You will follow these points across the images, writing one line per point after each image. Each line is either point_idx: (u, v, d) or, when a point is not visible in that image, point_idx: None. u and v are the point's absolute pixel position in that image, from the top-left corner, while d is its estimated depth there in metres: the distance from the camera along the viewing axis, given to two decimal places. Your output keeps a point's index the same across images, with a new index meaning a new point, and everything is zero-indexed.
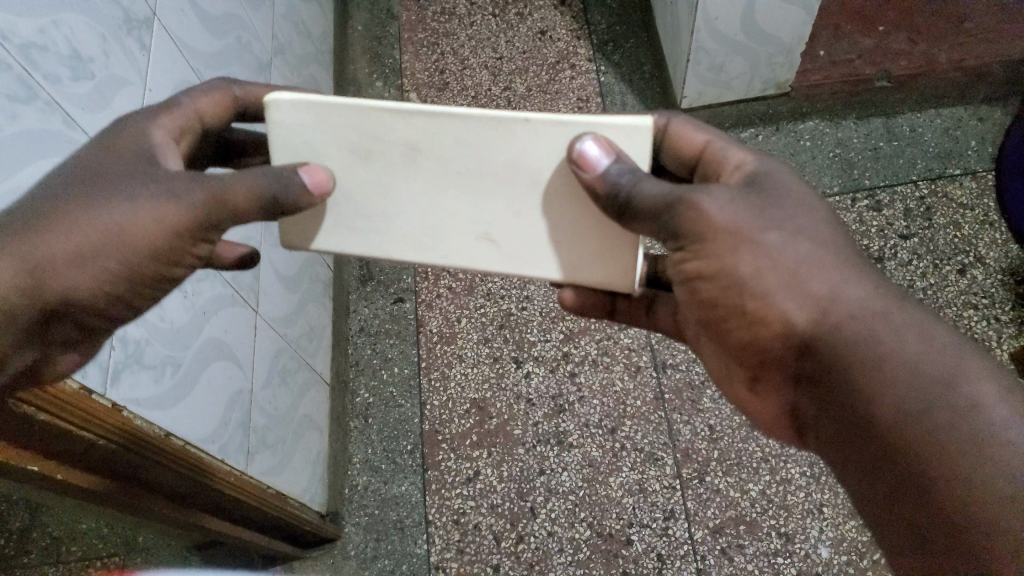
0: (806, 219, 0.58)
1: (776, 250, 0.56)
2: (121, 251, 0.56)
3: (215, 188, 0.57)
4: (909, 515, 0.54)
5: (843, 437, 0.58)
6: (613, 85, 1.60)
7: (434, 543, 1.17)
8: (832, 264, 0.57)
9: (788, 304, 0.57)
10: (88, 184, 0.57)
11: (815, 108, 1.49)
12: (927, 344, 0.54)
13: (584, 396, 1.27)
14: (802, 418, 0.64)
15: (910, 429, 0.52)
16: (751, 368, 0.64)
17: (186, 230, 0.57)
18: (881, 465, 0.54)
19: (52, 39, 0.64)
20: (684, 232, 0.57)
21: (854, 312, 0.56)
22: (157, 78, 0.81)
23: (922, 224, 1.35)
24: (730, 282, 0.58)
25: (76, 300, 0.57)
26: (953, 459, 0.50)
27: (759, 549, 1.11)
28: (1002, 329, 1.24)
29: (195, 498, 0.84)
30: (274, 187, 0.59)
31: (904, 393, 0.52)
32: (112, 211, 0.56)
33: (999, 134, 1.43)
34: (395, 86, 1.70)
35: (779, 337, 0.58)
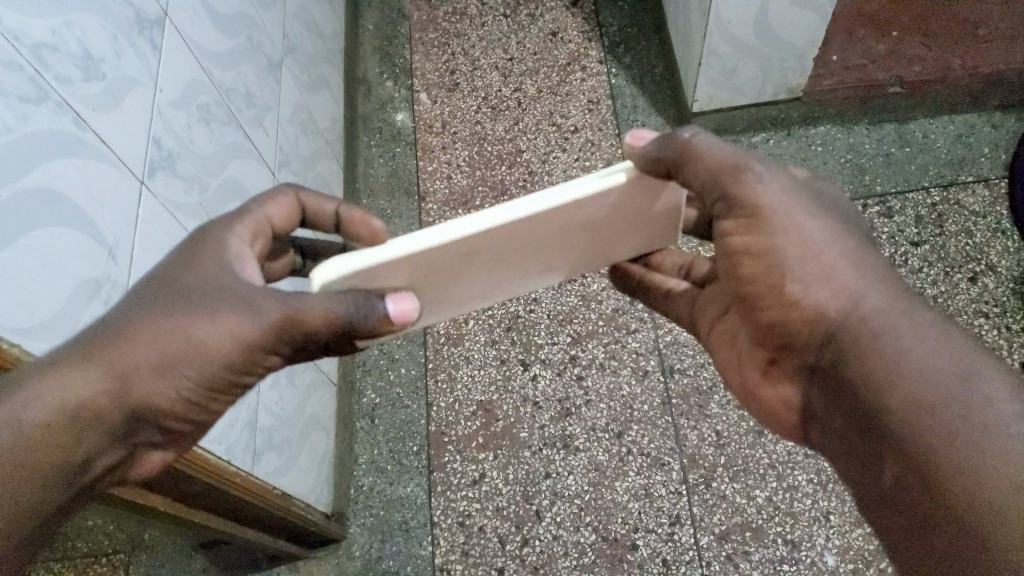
0: (844, 224, 0.60)
1: (811, 235, 0.59)
2: (202, 363, 0.55)
3: (294, 310, 0.56)
4: (907, 507, 0.50)
5: (853, 427, 0.56)
6: (624, 87, 1.60)
7: (439, 545, 1.17)
8: (872, 266, 0.58)
9: (818, 291, 0.58)
10: (175, 299, 0.56)
11: (827, 113, 1.49)
12: (955, 344, 0.51)
13: (590, 400, 1.26)
14: (817, 418, 0.62)
15: (915, 414, 0.49)
16: (773, 354, 0.64)
17: (261, 343, 0.57)
18: (885, 451, 0.52)
19: (63, 40, 0.64)
20: (736, 199, 0.60)
21: (882, 304, 0.55)
22: (168, 78, 0.81)
23: (934, 231, 1.34)
24: (774, 262, 0.59)
25: (156, 408, 0.55)
26: (951, 447, 0.47)
27: (764, 556, 1.11)
28: (1013, 337, 1.23)
29: (199, 498, 0.84)
30: (355, 314, 0.58)
31: (915, 380, 0.50)
32: (198, 323, 0.55)
33: (1012, 142, 1.42)
34: (404, 86, 1.69)
35: (808, 323, 0.59)
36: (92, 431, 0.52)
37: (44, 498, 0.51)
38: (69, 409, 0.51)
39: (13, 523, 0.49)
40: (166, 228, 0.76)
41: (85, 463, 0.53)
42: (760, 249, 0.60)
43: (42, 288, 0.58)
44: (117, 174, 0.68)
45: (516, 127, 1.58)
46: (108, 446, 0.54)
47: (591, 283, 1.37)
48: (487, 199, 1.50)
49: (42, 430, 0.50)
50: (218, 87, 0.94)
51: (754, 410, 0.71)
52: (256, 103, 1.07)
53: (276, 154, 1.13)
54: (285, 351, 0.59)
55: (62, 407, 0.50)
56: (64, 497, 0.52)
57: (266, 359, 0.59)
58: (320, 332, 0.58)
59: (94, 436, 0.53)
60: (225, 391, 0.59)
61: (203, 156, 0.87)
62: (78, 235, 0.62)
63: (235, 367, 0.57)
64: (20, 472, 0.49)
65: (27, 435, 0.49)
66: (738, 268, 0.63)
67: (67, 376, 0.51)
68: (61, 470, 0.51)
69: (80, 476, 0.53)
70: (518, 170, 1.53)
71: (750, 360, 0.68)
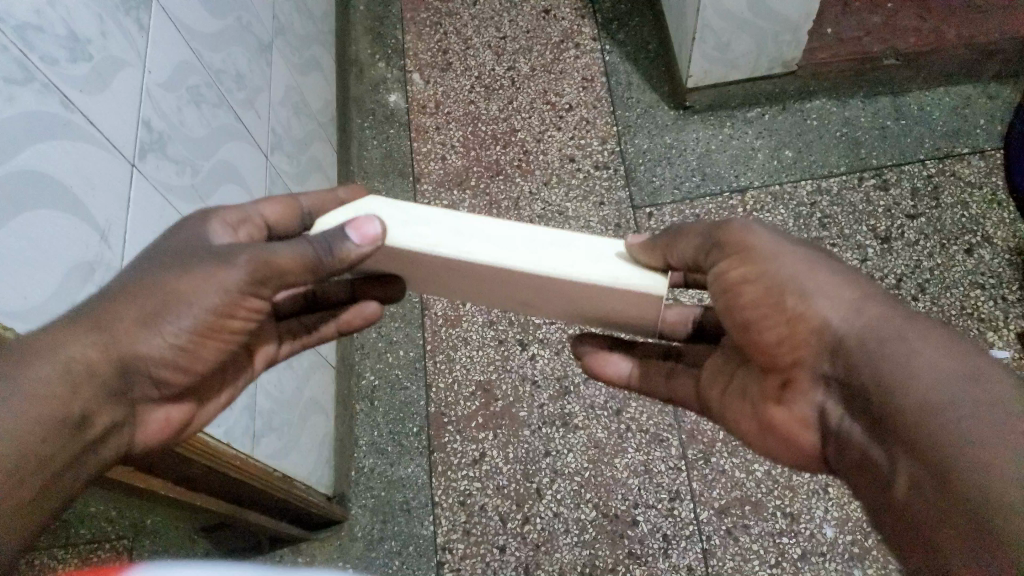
0: (833, 258, 0.63)
1: (803, 263, 0.62)
2: (183, 311, 0.58)
3: (265, 253, 0.59)
4: (917, 509, 0.50)
5: (870, 436, 0.56)
6: (618, 64, 1.59)
7: (441, 525, 1.18)
8: (865, 283, 0.60)
9: (822, 306, 0.59)
10: (160, 260, 0.59)
11: (821, 86, 1.48)
12: (961, 348, 0.51)
13: (589, 377, 1.26)
14: (836, 437, 0.60)
15: (924, 411, 0.49)
16: (783, 376, 0.64)
17: (240, 290, 0.59)
18: (898, 452, 0.52)
19: (47, 19, 0.63)
20: (728, 244, 0.65)
21: (885, 314, 0.56)
22: (156, 58, 0.80)
23: (930, 204, 1.34)
24: (770, 282, 0.61)
25: (145, 358, 0.58)
26: (968, 444, 0.46)
27: (763, 529, 1.11)
28: (1009, 308, 1.23)
29: (198, 479, 0.84)
30: (322, 250, 0.60)
31: (924, 381, 0.50)
32: (175, 277, 0.57)
33: (1009, 112, 1.41)
34: (397, 66, 1.68)
35: (813, 338, 0.60)
36: (90, 385, 0.55)
37: (53, 451, 0.52)
38: (65, 364, 0.53)
39: (27, 475, 0.51)
40: (161, 210, 0.76)
41: (86, 417, 0.55)
42: (756, 272, 0.62)
43: (32, 270, 0.57)
44: (109, 155, 0.68)
45: (511, 106, 1.58)
46: (105, 402, 0.57)
47: None
48: (482, 179, 1.50)
49: (46, 385, 0.52)
50: (208, 69, 0.93)
51: (761, 444, 0.69)
52: (247, 85, 1.06)
53: (267, 136, 1.12)
54: (266, 297, 0.62)
55: (58, 359, 0.53)
56: (75, 450, 0.54)
57: (248, 301, 0.60)
58: (296, 273, 0.61)
59: (92, 390, 0.55)
60: (212, 336, 0.61)
61: (196, 138, 0.87)
62: (67, 218, 0.61)
63: (219, 314, 0.59)
64: (29, 424, 0.51)
65: (31, 389, 0.51)
66: (736, 295, 0.64)
67: (58, 334, 0.54)
68: (66, 424, 0.53)
69: (83, 432, 0.55)
70: (513, 149, 1.52)
71: (763, 394, 0.67)
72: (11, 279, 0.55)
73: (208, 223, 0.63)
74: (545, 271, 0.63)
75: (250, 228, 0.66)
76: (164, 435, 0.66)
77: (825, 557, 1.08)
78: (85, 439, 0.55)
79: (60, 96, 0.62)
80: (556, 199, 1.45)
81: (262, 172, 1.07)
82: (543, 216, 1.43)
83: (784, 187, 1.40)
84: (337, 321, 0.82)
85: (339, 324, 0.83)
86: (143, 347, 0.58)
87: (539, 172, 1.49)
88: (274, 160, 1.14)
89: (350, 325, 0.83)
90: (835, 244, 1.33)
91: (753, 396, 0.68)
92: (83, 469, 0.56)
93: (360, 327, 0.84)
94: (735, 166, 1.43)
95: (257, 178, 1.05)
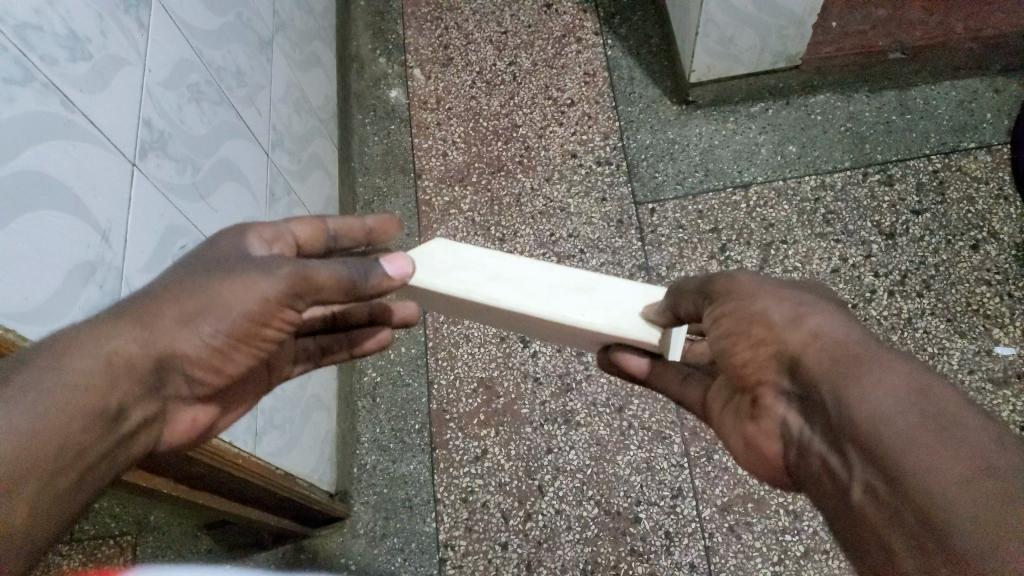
0: (800, 287, 0.61)
1: (775, 294, 0.60)
2: (219, 315, 0.57)
3: (304, 269, 0.58)
4: (870, 515, 0.47)
5: (825, 442, 0.52)
6: (620, 59, 1.58)
7: (442, 522, 1.17)
8: (833, 310, 0.58)
9: (791, 331, 0.57)
10: (198, 267, 0.59)
11: (826, 82, 1.47)
12: (915, 367, 0.49)
13: (591, 374, 1.26)
14: (797, 447, 0.57)
15: (879, 425, 0.47)
16: (752, 393, 0.61)
17: (278, 299, 0.59)
18: (855, 460, 0.49)
19: (46, 18, 0.62)
20: (713, 292, 0.64)
21: (849, 338, 0.54)
22: (156, 56, 0.79)
23: (935, 199, 1.33)
24: (744, 313, 0.60)
25: (181, 356, 0.58)
26: (924, 464, 0.44)
27: (766, 527, 1.11)
28: (1015, 304, 1.22)
29: (200, 477, 0.84)
30: (357, 273, 0.61)
31: (879, 401, 0.48)
32: (217, 282, 0.57)
33: (1015, 107, 1.40)
34: (398, 62, 1.67)
35: (777, 360, 0.57)
36: (126, 379, 0.55)
37: (89, 441, 0.51)
38: (105, 358, 0.53)
39: (63, 466, 0.50)
40: (161, 209, 0.76)
41: (121, 411, 0.54)
42: (734, 305, 0.61)
43: (36, 272, 0.57)
44: (109, 154, 0.68)
45: (512, 102, 1.57)
46: (140, 398, 0.56)
47: (590, 259, 1.37)
48: (484, 175, 1.49)
49: (86, 377, 0.51)
50: (208, 67, 0.92)
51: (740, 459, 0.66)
52: (247, 81, 1.06)
53: (268, 133, 1.11)
54: (301, 310, 0.61)
55: (99, 352, 0.53)
56: (108, 443, 0.54)
57: (284, 313, 0.60)
58: (331, 294, 0.61)
59: (128, 384, 0.55)
60: (247, 342, 0.61)
61: (197, 135, 0.86)
62: (69, 219, 0.61)
63: (256, 321, 0.59)
64: (68, 414, 0.50)
65: (73, 379, 0.51)
66: (719, 326, 0.63)
67: (99, 329, 0.54)
68: (102, 416, 0.52)
69: (117, 426, 0.54)
70: (514, 145, 1.52)
71: (743, 412, 0.64)
72: (15, 282, 0.55)
73: (246, 236, 0.63)
74: (551, 315, 0.69)
75: (283, 244, 0.67)
76: (189, 437, 0.66)
77: (829, 554, 1.08)
78: (118, 433, 0.54)
79: (60, 97, 0.62)
80: (558, 195, 1.44)
81: (264, 169, 1.07)
82: (544, 212, 1.42)
83: (787, 183, 1.39)
84: (352, 347, 0.84)
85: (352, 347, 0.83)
86: (182, 346, 0.57)
87: (541, 168, 1.48)
88: (275, 158, 1.13)
89: (362, 350, 0.84)
90: (839, 239, 1.32)
91: (735, 413, 0.65)
92: (114, 462, 0.55)
93: (371, 352, 0.85)
94: (738, 161, 1.43)
95: (258, 175, 1.04)
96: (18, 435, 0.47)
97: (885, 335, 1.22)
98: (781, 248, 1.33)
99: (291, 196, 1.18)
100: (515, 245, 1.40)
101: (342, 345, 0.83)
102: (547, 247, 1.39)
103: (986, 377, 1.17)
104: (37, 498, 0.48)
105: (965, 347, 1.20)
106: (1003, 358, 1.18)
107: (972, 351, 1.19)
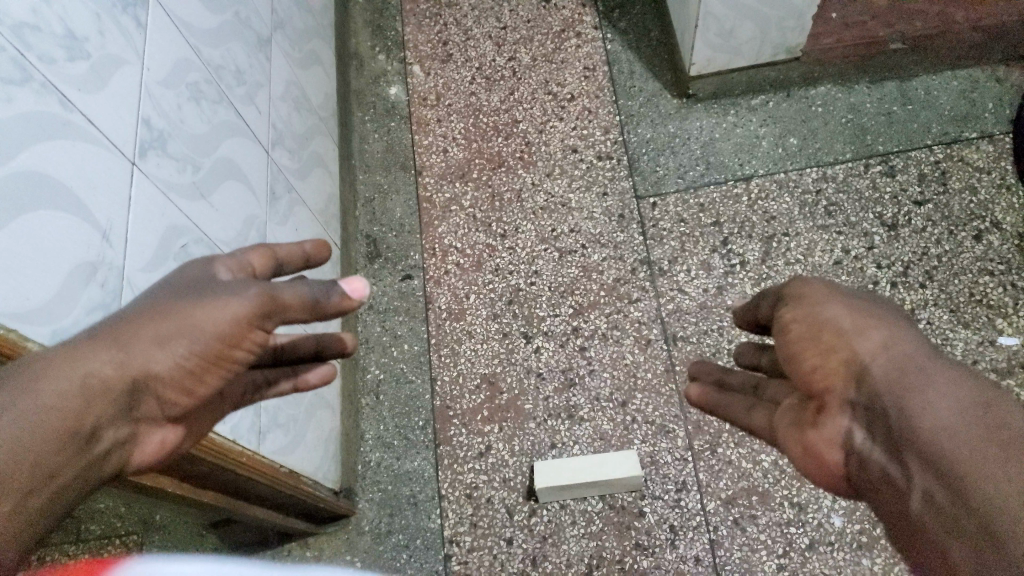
0: (866, 299, 0.64)
1: (842, 304, 0.63)
2: (190, 338, 0.57)
3: (273, 290, 0.59)
4: (925, 520, 0.50)
5: (887, 453, 0.55)
6: (619, 53, 1.57)
7: (448, 518, 1.18)
8: (900, 325, 0.61)
9: (859, 342, 0.60)
10: (174, 289, 0.59)
11: (826, 73, 1.47)
12: (977, 383, 0.53)
13: (594, 369, 1.26)
14: (856, 460, 0.58)
15: (940, 435, 0.51)
16: (818, 401, 0.63)
17: (249, 320, 0.58)
18: (915, 468, 0.52)
19: (44, 18, 0.62)
20: (791, 295, 0.67)
21: (915, 354, 0.57)
22: (154, 55, 0.79)
23: (938, 189, 1.33)
24: (815, 319, 0.63)
25: (155, 378, 0.57)
26: (986, 470, 0.47)
27: (771, 519, 1.11)
28: (1018, 294, 1.22)
29: (203, 476, 0.84)
30: (319, 292, 0.61)
31: (944, 414, 0.51)
32: (190, 305, 0.57)
33: (1017, 96, 1.39)
34: (398, 59, 1.67)
35: (843, 368, 0.60)
36: (100, 402, 0.54)
37: (59, 464, 0.51)
38: (80, 381, 0.53)
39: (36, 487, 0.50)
40: (161, 208, 0.76)
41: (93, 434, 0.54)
42: (805, 311, 0.64)
43: (36, 274, 0.57)
44: (109, 154, 0.68)
45: (512, 97, 1.57)
46: (114, 419, 0.56)
47: (591, 254, 1.37)
48: (485, 171, 1.49)
49: (60, 401, 0.52)
50: (207, 65, 0.92)
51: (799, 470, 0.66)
52: (247, 80, 1.06)
53: (268, 132, 1.11)
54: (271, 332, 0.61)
55: (74, 377, 0.53)
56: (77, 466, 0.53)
57: (256, 335, 0.60)
58: (297, 313, 0.61)
59: (103, 407, 0.55)
60: (217, 365, 0.60)
61: (196, 135, 0.86)
62: (68, 219, 0.61)
63: (226, 342, 0.58)
64: (34, 437, 0.50)
65: (45, 403, 0.51)
66: (785, 331, 0.65)
67: (71, 353, 0.54)
68: (72, 439, 0.52)
69: (88, 449, 0.54)
70: (515, 140, 1.52)
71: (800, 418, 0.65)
72: (16, 285, 0.55)
73: (213, 266, 0.62)
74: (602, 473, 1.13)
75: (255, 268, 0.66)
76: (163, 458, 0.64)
77: (834, 546, 1.08)
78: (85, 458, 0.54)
79: (58, 97, 0.62)
80: (559, 190, 1.44)
81: (263, 169, 1.06)
82: (545, 208, 1.43)
83: (788, 175, 1.39)
84: (294, 378, 0.76)
85: (297, 382, 0.76)
86: (155, 369, 0.57)
87: (542, 163, 1.48)
88: (275, 156, 1.13)
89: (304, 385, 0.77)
90: (841, 232, 1.32)
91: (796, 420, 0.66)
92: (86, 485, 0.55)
93: (316, 386, 0.78)
94: (739, 154, 1.42)
95: (258, 176, 1.04)
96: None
97: None
98: (783, 242, 1.33)
99: (292, 194, 1.17)
100: (516, 241, 1.41)
101: (286, 376, 0.76)
102: (549, 243, 1.39)
103: (989, 368, 1.17)
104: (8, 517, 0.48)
105: (969, 337, 1.20)
106: (1007, 347, 1.18)
107: (975, 342, 1.19)
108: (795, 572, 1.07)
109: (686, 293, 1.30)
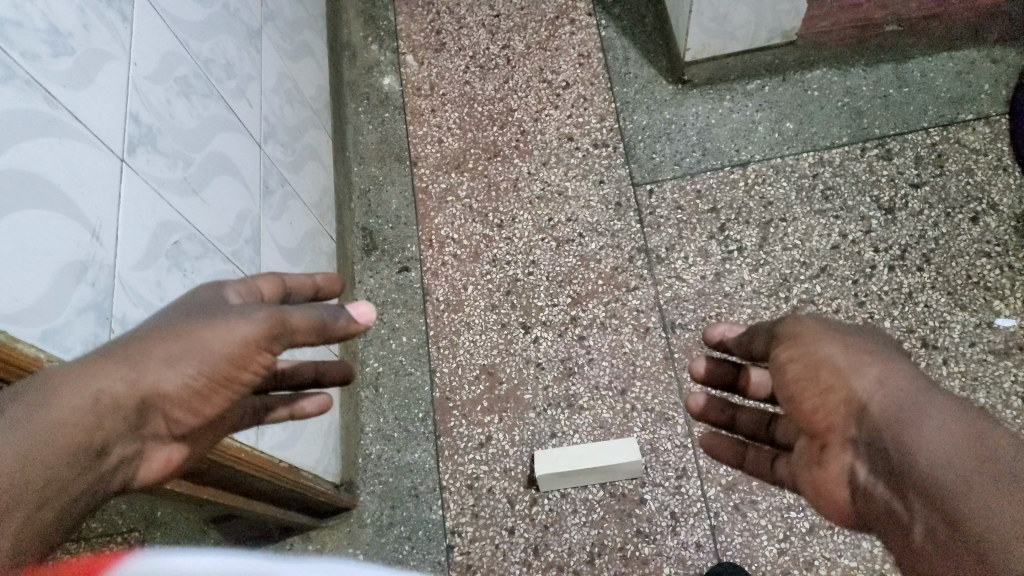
0: (859, 335, 0.65)
1: (837, 342, 0.64)
2: (198, 359, 0.57)
3: (281, 312, 0.59)
4: (931, 557, 0.51)
5: (889, 488, 0.56)
6: (614, 39, 1.56)
7: (449, 509, 1.18)
8: (896, 359, 0.62)
9: (861, 377, 0.61)
10: (181, 313, 0.60)
11: (822, 57, 1.46)
12: (971, 415, 0.54)
13: (593, 358, 1.26)
14: (864, 496, 0.60)
15: (936, 470, 0.51)
16: (820, 440, 0.65)
17: (256, 342, 0.59)
18: (915, 504, 0.53)
19: (27, 14, 0.61)
20: (786, 334, 0.68)
21: (910, 386, 0.58)
22: (141, 50, 0.79)
23: (934, 171, 1.32)
24: (813, 357, 0.64)
25: (164, 396, 0.58)
26: (984, 503, 0.48)
27: (771, 504, 1.11)
28: (1016, 276, 1.21)
29: (204, 474, 0.84)
30: (328, 315, 0.61)
31: (938, 448, 0.52)
32: (198, 328, 0.58)
33: (1013, 76, 1.38)
34: (391, 49, 1.66)
35: (844, 407, 0.61)
36: (110, 418, 0.55)
37: (71, 476, 0.51)
38: (93, 396, 0.53)
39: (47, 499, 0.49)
40: (153, 206, 0.76)
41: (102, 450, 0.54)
42: (803, 350, 0.65)
43: (23, 272, 0.56)
44: (97, 150, 0.67)
45: (506, 86, 1.56)
46: (122, 435, 0.56)
47: (589, 242, 1.36)
48: (479, 162, 1.48)
49: (72, 413, 0.52)
50: (196, 59, 0.91)
51: (814, 504, 0.68)
52: (237, 71, 1.05)
53: (261, 126, 1.11)
54: (278, 355, 0.61)
55: (86, 392, 0.53)
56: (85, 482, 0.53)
57: (263, 358, 0.60)
58: (305, 336, 0.61)
59: (112, 423, 0.55)
60: (224, 386, 0.60)
61: (187, 135, 0.86)
62: (54, 215, 0.60)
63: (233, 364, 0.59)
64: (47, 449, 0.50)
65: (60, 417, 0.51)
66: (783, 371, 0.66)
67: (83, 369, 0.54)
68: (83, 454, 0.52)
69: (97, 464, 0.54)
70: (510, 130, 1.51)
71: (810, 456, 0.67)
72: (5, 286, 0.54)
73: (218, 292, 0.63)
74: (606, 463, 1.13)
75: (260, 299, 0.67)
76: (167, 475, 0.64)
77: (834, 529, 1.08)
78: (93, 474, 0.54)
79: (42, 91, 0.61)
80: (556, 179, 1.44)
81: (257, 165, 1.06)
82: (542, 197, 1.42)
83: (785, 160, 1.38)
84: (292, 405, 0.79)
85: (294, 409, 0.79)
86: (162, 387, 0.57)
87: (537, 153, 1.47)
88: (268, 150, 1.12)
89: (303, 411, 0.80)
90: (838, 215, 1.31)
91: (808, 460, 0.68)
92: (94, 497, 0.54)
93: (312, 415, 0.81)
94: (735, 140, 1.41)
95: (252, 172, 1.04)
96: (4, 466, 0.47)
97: (884, 310, 1.22)
98: (780, 227, 1.32)
99: (286, 188, 1.17)
100: (513, 231, 1.40)
101: (284, 403, 0.78)
102: (546, 232, 1.39)
103: (987, 349, 1.17)
104: (18, 536, 0.47)
105: (966, 320, 1.19)
106: (1005, 329, 1.17)
107: (973, 324, 1.19)
108: (796, 556, 1.08)
109: (684, 280, 1.30)
